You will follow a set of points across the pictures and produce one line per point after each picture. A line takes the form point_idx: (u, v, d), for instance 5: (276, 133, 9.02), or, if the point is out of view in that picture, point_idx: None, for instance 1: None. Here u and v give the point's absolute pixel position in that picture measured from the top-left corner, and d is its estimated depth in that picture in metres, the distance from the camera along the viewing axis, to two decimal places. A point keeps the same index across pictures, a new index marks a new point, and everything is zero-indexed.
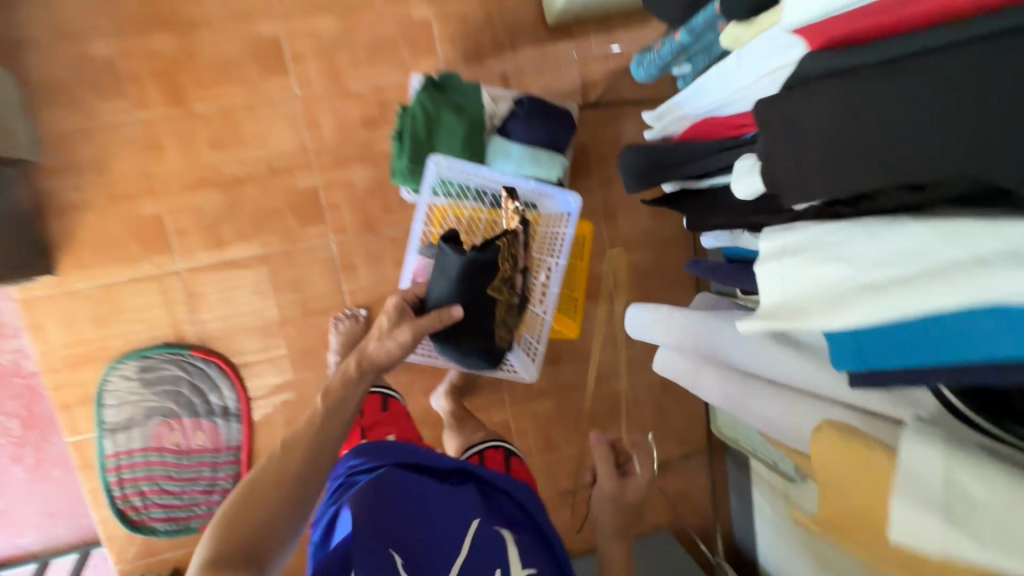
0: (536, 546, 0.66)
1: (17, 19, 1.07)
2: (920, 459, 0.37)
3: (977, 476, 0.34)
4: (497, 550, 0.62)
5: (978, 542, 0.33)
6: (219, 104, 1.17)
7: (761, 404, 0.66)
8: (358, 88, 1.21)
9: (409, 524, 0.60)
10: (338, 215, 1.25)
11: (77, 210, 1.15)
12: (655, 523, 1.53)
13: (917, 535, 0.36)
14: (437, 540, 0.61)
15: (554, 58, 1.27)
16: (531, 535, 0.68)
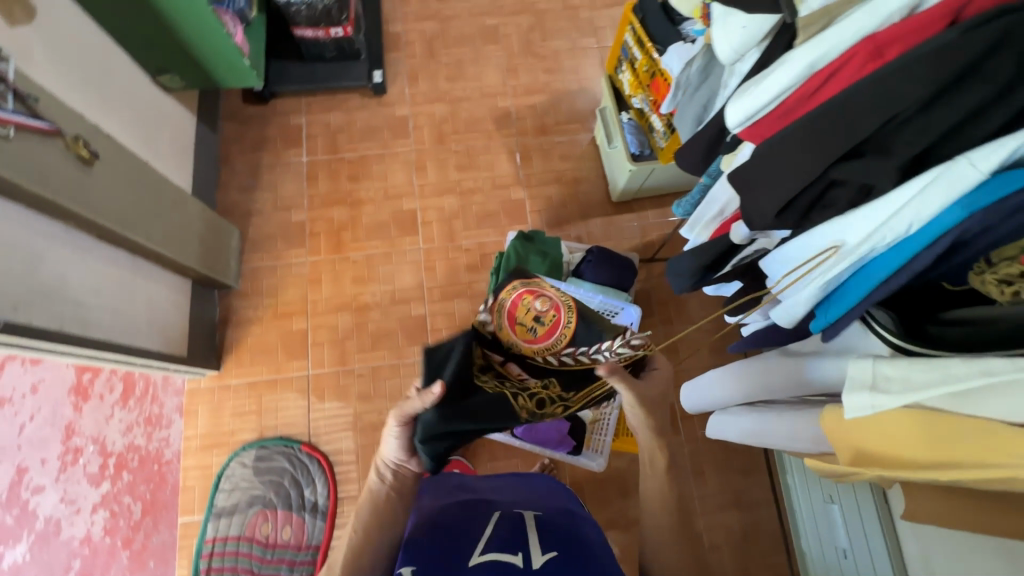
0: (562, 536, 0.68)
1: (254, 198, 1.62)
2: (859, 367, 0.61)
3: (889, 363, 0.58)
4: (518, 536, 0.66)
5: (890, 395, 0.57)
6: (365, 253, 1.59)
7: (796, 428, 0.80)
8: (467, 244, 1.60)
9: (444, 529, 0.69)
10: (439, 337, 1.52)
11: (248, 322, 1.52)
12: None
13: (857, 408, 0.60)
14: (467, 534, 0.67)
15: (618, 225, 1.62)
16: (560, 529, 0.70)
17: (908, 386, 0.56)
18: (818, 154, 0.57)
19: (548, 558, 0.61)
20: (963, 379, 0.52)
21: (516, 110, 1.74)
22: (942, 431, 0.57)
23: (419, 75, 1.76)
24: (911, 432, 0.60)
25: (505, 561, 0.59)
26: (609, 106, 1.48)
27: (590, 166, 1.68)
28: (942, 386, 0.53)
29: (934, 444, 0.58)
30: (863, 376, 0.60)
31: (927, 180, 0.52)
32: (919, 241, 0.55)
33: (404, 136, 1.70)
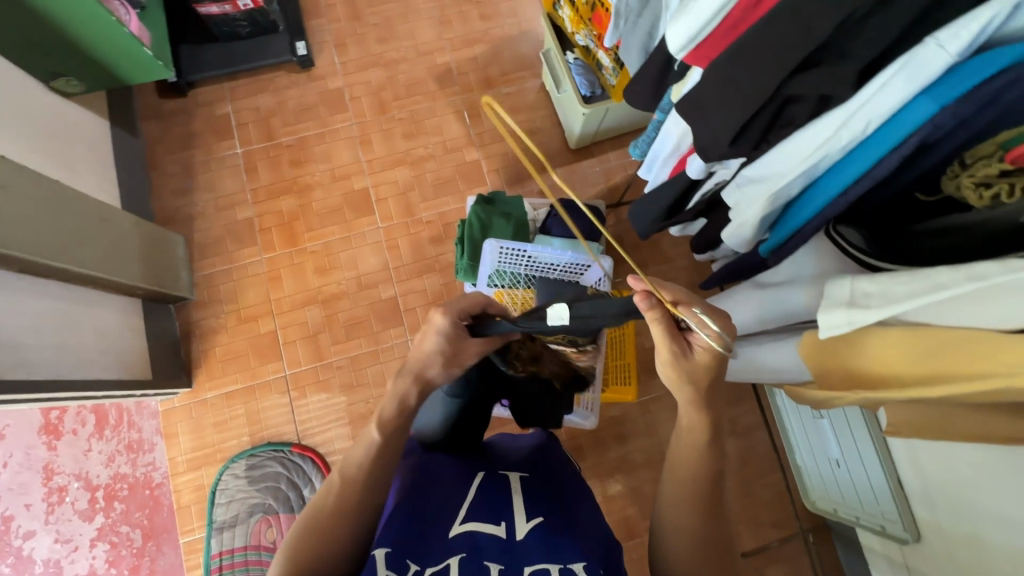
0: (544, 499, 0.69)
1: (192, 201, 1.51)
2: (836, 285, 0.60)
3: (868, 278, 0.57)
4: (501, 504, 0.66)
5: (870, 310, 0.55)
6: (322, 241, 1.51)
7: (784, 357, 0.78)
8: (427, 216, 1.52)
9: (423, 499, 0.66)
10: (414, 316, 1.47)
11: (213, 332, 1.45)
12: None
13: (833, 325, 0.59)
14: (448, 505, 0.66)
15: (580, 173, 1.56)
16: (542, 494, 0.70)
17: (887, 296, 0.54)
18: (774, 67, 0.52)
19: (531, 526, 0.64)
20: (950, 287, 0.49)
21: (457, 65, 1.63)
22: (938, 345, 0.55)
23: (347, 41, 1.63)
24: (909, 350, 0.58)
25: (488, 532, 0.62)
26: (553, 47, 1.38)
27: (543, 115, 1.60)
28: (926, 293, 0.50)
29: (930, 360, 0.57)
30: (840, 293, 0.59)
31: (893, 71, 0.48)
32: (895, 137, 0.51)
33: (341, 110, 1.59)
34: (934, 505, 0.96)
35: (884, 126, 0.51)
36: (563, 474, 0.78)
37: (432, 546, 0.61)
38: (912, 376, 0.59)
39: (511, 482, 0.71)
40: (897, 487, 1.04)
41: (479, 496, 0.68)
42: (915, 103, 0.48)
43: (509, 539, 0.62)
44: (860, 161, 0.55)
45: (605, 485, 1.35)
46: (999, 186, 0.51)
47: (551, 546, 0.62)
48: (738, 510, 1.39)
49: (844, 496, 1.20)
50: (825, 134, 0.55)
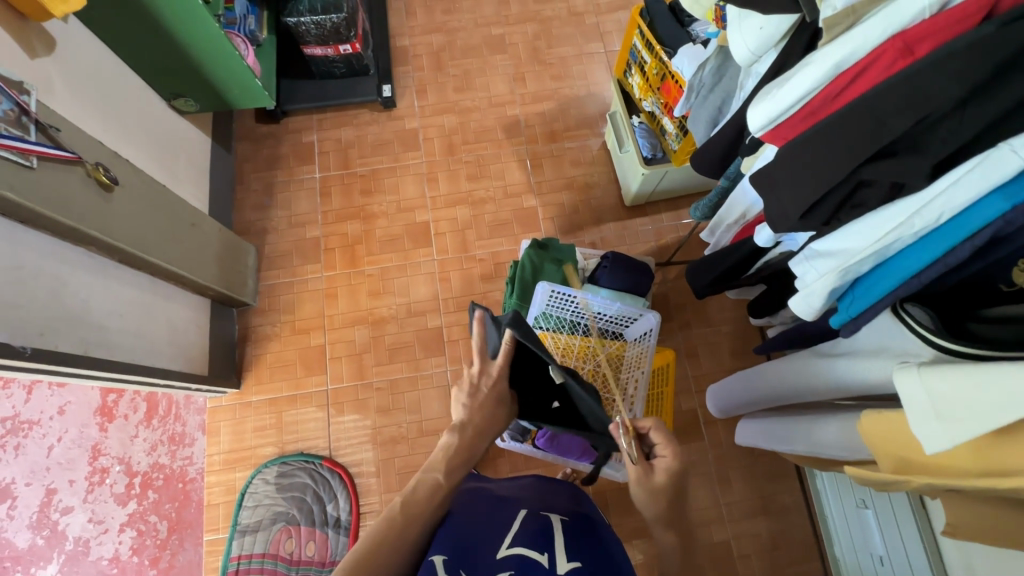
0: (591, 542, 0.64)
1: (269, 216, 1.64)
2: (910, 385, 0.58)
3: (938, 377, 0.56)
4: (547, 536, 0.63)
5: (960, 420, 0.54)
6: (379, 266, 1.59)
7: (841, 434, 0.77)
8: (480, 253, 1.59)
9: (473, 523, 0.65)
10: (456, 347, 1.52)
11: (267, 339, 1.53)
12: None
13: (931, 440, 0.57)
14: (495, 530, 0.64)
15: (632, 230, 1.60)
16: (588, 538, 0.66)
17: (970, 407, 0.53)
18: (844, 154, 0.56)
19: (575, 565, 0.58)
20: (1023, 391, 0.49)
21: (525, 118, 1.74)
22: (991, 438, 0.55)
23: (428, 87, 1.77)
24: (964, 443, 0.58)
25: (532, 559, 0.58)
26: (619, 111, 1.47)
27: (601, 170, 1.67)
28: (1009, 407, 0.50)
29: (991, 452, 0.55)
30: (919, 396, 0.58)
31: (967, 169, 0.50)
32: (971, 228, 0.52)
33: (414, 148, 1.71)
34: None
35: (956, 219, 0.53)
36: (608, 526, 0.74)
37: (478, 565, 0.58)
38: (963, 468, 0.58)
39: (552, 520, 0.67)
40: None
41: (526, 527, 0.64)
42: (989, 201, 0.50)
43: (552, 570, 0.57)
44: (931, 249, 0.56)
45: (626, 546, 1.31)
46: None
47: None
48: None
49: None
50: (896, 220, 0.57)
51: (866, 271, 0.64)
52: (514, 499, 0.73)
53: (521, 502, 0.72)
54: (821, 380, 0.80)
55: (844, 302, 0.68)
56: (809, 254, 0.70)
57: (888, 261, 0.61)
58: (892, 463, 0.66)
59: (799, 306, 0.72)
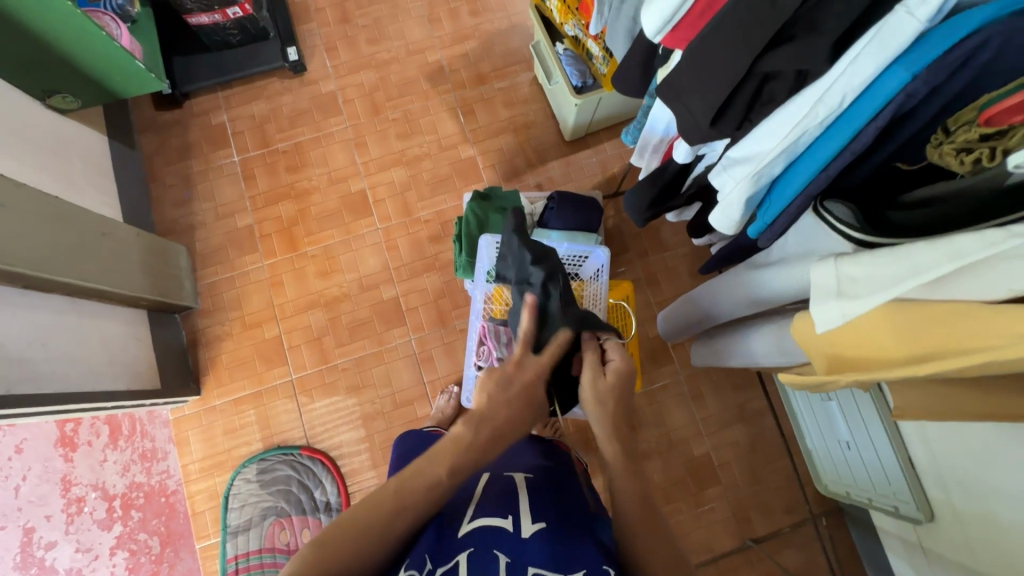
0: (554, 498, 0.66)
1: (193, 210, 1.53)
2: (824, 273, 0.58)
3: (852, 262, 0.55)
4: (508, 501, 0.64)
5: (857, 300, 0.54)
6: (322, 245, 1.52)
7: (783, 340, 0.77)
8: (425, 214, 1.53)
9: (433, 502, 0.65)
10: (416, 315, 1.47)
11: (218, 339, 1.46)
12: None
13: (826, 321, 0.58)
14: (455, 505, 0.64)
15: (577, 164, 1.55)
16: (549, 491, 0.68)
17: (875, 283, 0.53)
18: (744, 45, 0.52)
19: (539, 526, 0.59)
20: (933, 269, 0.47)
21: (448, 62, 1.63)
22: (911, 324, 0.54)
23: (338, 44, 1.63)
24: (884, 326, 0.57)
25: (496, 528, 0.59)
26: (542, 40, 1.38)
27: (536, 107, 1.59)
28: (909, 278, 0.49)
29: (913, 338, 0.54)
30: (829, 281, 0.57)
31: (864, 44, 0.48)
32: (877, 105, 0.50)
33: (335, 113, 1.59)
34: (947, 484, 0.97)
35: (859, 99, 0.50)
36: (577, 480, 0.75)
37: (441, 544, 0.58)
38: (895, 358, 0.57)
39: (516, 480, 0.69)
40: (908, 467, 1.04)
41: (488, 493, 0.66)
42: (889, 74, 0.48)
43: (517, 534, 0.59)
44: (839, 136, 0.53)
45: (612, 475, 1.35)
46: (979, 150, 0.50)
47: (558, 543, 0.57)
48: (749, 496, 1.39)
49: (856, 478, 1.19)
50: (801, 111, 0.54)
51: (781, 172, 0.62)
52: None
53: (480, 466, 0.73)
54: (758, 292, 0.79)
55: (767, 209, 0.65)
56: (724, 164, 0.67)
57: (798, 156, 0.58)
58: (827, 362, 0.65)
59: (720, 219, 0.70)
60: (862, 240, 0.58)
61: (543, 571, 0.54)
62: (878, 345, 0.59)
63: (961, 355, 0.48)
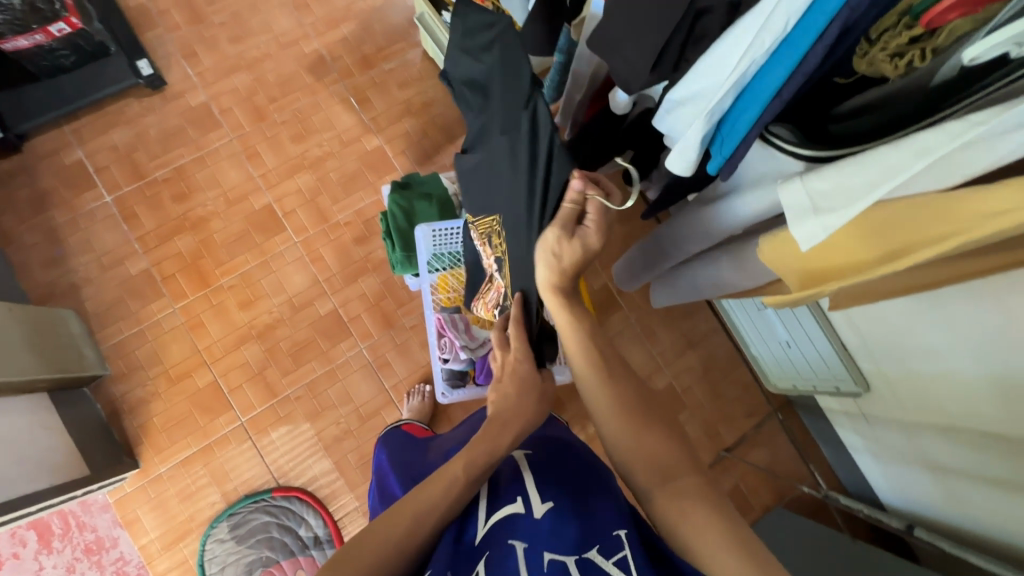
0: (560, 473, 0.65)
1: (70, 268, 1.33)
2: (792, 193, 0.61)
3: (819, 177, 0.58)
4: (516, 486, 0.62)
5: (837, 214, 0.56)
6: (238, 273, 1.38)
7: (742, 267, 0.82)
8: (343, 217, 1.43)
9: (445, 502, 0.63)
10: (360, 323, 1.40)
11: (144, 402, 1.31)
12: (764, 505, 1.45)
13: (809, 237, 0.60)
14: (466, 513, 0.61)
15: None
16: (555, 467, 0.67)
17: (845, 196, 0.56)
18: None
19: (549, 505, 0.58)
20: (904, 171, 0.50)
21: (328, 50, 1.50)
22: (878, 223, 0.58)
23: (196, 48, 1.45)
24: (856, 234, 0.61)
25: (510, 517, 0.57)
26: (426, 10, 1.31)
27: (432, 83, 1.51)
28: (885, 183, 0.51)
29: (882, 238, 0.59)
30: (801, 201, 0.60)
31: None
32: (820, 23, 0.51)
33: (214, 126, 1.43)
34: (876, 356, 1.11)
35: (803, 19, 0.52)
36: (577, 450, 0.75)
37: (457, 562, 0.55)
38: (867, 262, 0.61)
39: (518, 463, 0.67)
40: (842, 349, 1.17)
41: (496, 483, 0.64)
42: None
43: (532, 517, 0.57)
44: (786, 59, 0.55)
45: (592, 427, 1.39)
46: (911, 53, 0.55)
47: (576, 522, 0.56)
48: (714, 412, 1.50)
49: (799, 371, 1.32)
50: (746, 38, 0.54)
51: (731, 105, 0.62)
52: None
53: None
54: (711, 228, 0.83)
55: (721, 143, 0.66)
56: (670, 107, 0.67)
57: (746, 84, 0.59)
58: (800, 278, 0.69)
59: (679, 165, 0.69)
60: (809, 154, 0.64)
61: (560, 557, 0.52)
62: (849, 249, 0.63)
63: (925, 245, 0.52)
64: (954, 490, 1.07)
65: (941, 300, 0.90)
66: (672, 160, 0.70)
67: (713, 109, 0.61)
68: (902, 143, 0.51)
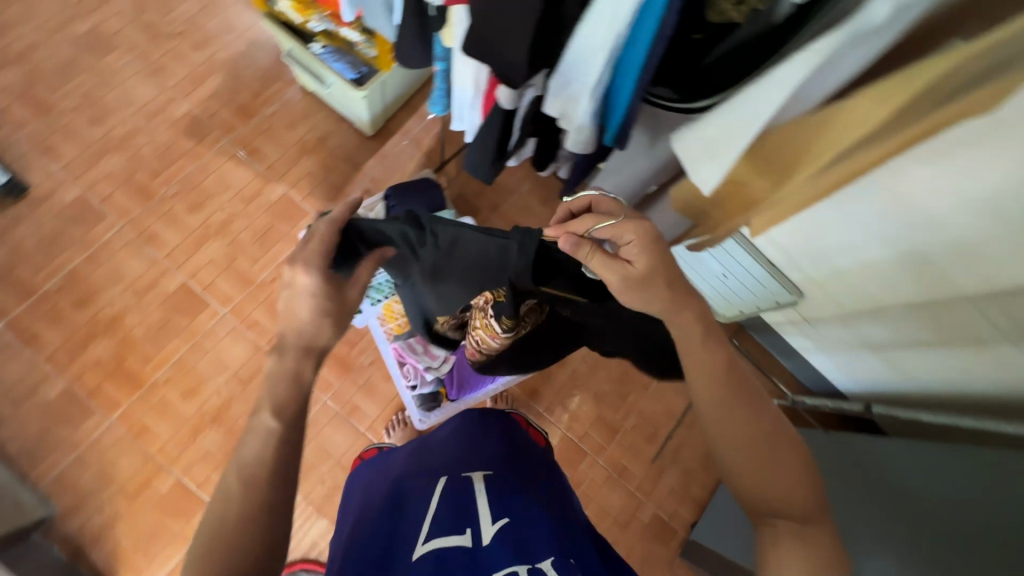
0: (515, 496, 0.65)
1: None
2: (686, 142, 0.64)
3: (706, 124, 0.62)
4: (465, 507, 0.61)
5: (728, 151, 0.60)
6: (170, 363, 1.29)
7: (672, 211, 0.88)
8: (268, 274, 1.36)
9: (388, 516, 0.62)
10: (317, 376, 1.35)
11: (106, 528, 1.20)
12: None
13: (710, 178, 0.63)
14: (409, 523, 0.60)
15: (391, 154, 1.45)
16: (511, 487, 0.67)
17: (732, 135, 0.60)
18: None
19: (497, 529, 0.58)
20: (775, 104, 0.56)
21: (201, 109, 1.42)
22: (767, 154, 0.65)
23: (53, 140, 1.35)
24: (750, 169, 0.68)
25: (451, 543, 0.55)
26: (292, 46, 1.27)
27: (321, 116, 1.46)
28: (760, 118, 0.57)
29: (774, 165, 0.65)
30: (694, 147, 0.64)
31: None
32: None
33: (99, 219, 1.33)
34: (801, 264, 1.20)
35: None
36: (542, 479, 0.75)
37: (392, 566, 0.53)
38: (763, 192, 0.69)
39: (474, 481, 0.67)
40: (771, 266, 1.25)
41: (443, 502, 0.62)
42: None
43: (477, 545, 0.56)
44: (645, 36, 0.55)
45: (575, 405, 1.41)
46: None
47: (517, 544, 0.56)
48: None
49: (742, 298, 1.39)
50: (607, 13, 0.54)
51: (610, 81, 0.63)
52: (438, 467, 0.71)
53: (439, 469, 0.71)
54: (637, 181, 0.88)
55: (609, 118, 0.67)
56: (555, 92, 0.67)
57: (617, 61, 0.60)
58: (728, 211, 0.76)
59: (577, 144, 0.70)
60: (708, 104, 0.67)
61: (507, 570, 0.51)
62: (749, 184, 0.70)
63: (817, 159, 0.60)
64: (896, 360, 1.19)
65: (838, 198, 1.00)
66: (570, 141, 0.71)
67: (593, 89, 0.62)
68: (766, 81, 0.56)
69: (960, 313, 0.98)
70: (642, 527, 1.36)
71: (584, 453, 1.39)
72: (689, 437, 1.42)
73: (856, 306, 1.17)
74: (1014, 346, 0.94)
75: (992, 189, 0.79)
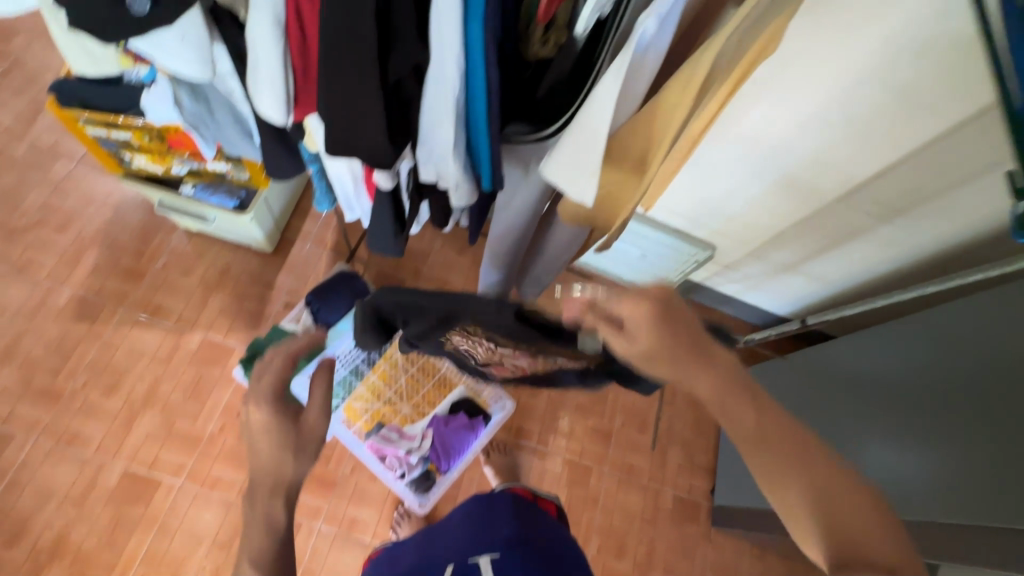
0: (526, 568, 0.65)
1: None
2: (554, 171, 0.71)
3: (561, 150, 0.69)
4: None
5: (589, 164, 0.68)
6: (138, 560, 1.17)
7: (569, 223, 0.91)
8: (213, 425, 1.28)
9: None
10: (301, 506, 1.26)
11: None
12: None
13: (583, 190, 0.71)
14: None
15: (299, 261, 1.44)
16: (524, 560, 0.66)
17: (585, 150, 0.67)
18: (357, 80, 0.54)
19: None
20: (606, 118, 0.63)
21: (84, 288, 1.35)
22: (627, 146, 0.73)
23: None
24: (618, 166, 0.76)
25: None
26: (163, 197, 1.25)
27: (215, 250, 1.42)
28: (600, 131, 0.64)
29: (634, 152, 0.73)
30: (562, 170, 0.70)
31: (440, 21, 0.53)
32: (483, 54, 0.56)
33: (7, 441, 1.21)
34: (703, 219, 1.30)
35: (471, 56, 0.56)
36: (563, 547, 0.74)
37: None
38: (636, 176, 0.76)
39: (483, 564, 0.66)
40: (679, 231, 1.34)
41: None
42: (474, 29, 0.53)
43: None
44: (481, 88, 0.59)
45: (564, 427, 1.42)
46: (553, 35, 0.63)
47: None
48: None
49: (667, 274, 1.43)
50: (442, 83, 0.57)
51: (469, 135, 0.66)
52: (446, 554, 0.72)
53: (447, 557, 0.70)
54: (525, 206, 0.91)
55: (481, 167, 0.70)
56: (425, 161, 0.69)
57: (467, 116, 0.63)
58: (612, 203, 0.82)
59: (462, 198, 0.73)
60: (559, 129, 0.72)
61: None
62: (622, 177, 0.77)
63: (662, 141, 0.68)
64: (809, 271, 1.32)
65: (708, 151, 1.11)
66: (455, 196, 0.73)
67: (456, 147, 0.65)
68: (595, 98, 0.63)
69: (839, 214, 1.13)
70: (668, 514, 1.38)
71: (588, 469, 1.39)
72: (675, 412, 1.47)
73: (763, 235, 1.28)
74: (891, 224, 1.09)
75: (815, 107, 0.95)
